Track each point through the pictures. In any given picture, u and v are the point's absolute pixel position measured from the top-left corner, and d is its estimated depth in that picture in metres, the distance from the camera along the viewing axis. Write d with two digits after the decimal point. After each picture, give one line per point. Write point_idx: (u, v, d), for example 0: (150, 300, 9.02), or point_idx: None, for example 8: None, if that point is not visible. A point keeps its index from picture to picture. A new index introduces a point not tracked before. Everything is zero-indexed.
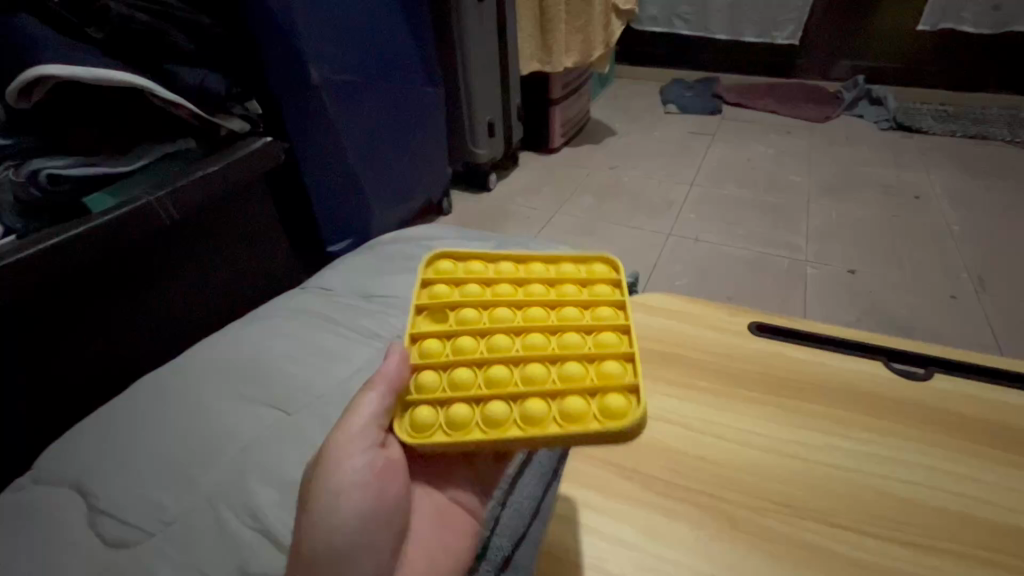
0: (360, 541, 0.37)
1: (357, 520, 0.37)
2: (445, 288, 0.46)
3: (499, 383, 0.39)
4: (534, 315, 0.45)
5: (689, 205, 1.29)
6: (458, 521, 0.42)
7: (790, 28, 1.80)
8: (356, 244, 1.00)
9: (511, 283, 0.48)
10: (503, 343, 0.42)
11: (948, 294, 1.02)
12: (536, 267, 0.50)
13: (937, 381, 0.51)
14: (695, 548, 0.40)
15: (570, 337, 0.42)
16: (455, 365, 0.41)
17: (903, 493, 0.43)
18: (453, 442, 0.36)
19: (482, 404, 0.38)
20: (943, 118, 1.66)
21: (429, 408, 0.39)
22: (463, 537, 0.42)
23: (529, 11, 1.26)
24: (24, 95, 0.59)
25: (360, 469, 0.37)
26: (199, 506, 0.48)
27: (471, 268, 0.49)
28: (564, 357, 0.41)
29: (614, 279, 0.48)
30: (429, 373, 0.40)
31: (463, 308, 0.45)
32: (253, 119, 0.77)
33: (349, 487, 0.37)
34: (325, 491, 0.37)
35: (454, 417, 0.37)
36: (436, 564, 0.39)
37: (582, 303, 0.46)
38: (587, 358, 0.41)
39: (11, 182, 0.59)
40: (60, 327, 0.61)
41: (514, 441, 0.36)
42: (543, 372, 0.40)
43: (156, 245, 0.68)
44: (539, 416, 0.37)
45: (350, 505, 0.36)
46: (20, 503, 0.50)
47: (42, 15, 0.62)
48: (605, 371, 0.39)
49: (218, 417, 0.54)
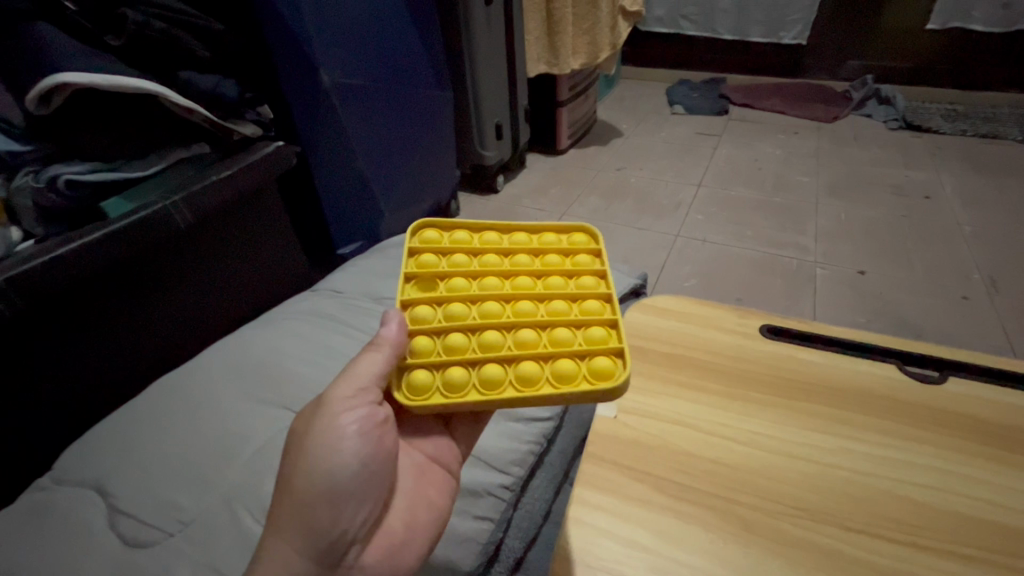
0: (352, 494, 0.38)
1: (350, 474, 0.38)
2: (432, 257, 0.46)
3: (492, 347, 0.41)
4: (522, 283, 0.45)
5: (697, 206, 1.29)
6: (438, 477, 0.44)
7: (798, 28, 1.79)
8: (367, 245, 1.02)
9: (497, 253, 0.48)
10: (493, 309, 0.43)
11: (960, 294, 1.01)
12: (520, 236, 0.50)
13: (950, 384, 0.51)
14: (707, 551, 0.40)
15: (557, 304, 0.44)
16: (448, 331, 0.42)
17: (918, 497, 0.43)
18: (451, 403, 0.38)
19: (478, 367, 0.40)
20: (953, 117, 1.65)
21: (426, 371, 0.40)
22: (442, 491, 0.44)
23: (537, 13, 1.26)
24: (44, 102, 0.60)
25: (356, 427, 0.39)
26: (216, 507, 0.49)
27: (455, 236, 0.49)
28: (553, 323, 0.43)
29: (593, 249, 0.49)
30: (423, 337, 0.41)
31: (453, 277, 0.45)
32: (264, 124, 0.80)
33: (344, 442, 0.38)
34: (321, 446, 0.38)
35: (451, 380, 0.39)
36: (417, 514, 0.42)
37: (568, 272, 0.47)
38: (574, 324, 0.43)
39: (30, 187, 0.61)
40: (79, 331, 0.62)
41: (510, 401, 0.38)
42: (534, 336, 0.42)
43: (172, 250, 0.69)
44: (533, 376, 0.39)
45: (344, 460, 0.38)
46: (41, 503, 0.51)
47: (60, 23, 0.62)
48: (591, 337, 0.41)
49: (232, 419, 0.55)
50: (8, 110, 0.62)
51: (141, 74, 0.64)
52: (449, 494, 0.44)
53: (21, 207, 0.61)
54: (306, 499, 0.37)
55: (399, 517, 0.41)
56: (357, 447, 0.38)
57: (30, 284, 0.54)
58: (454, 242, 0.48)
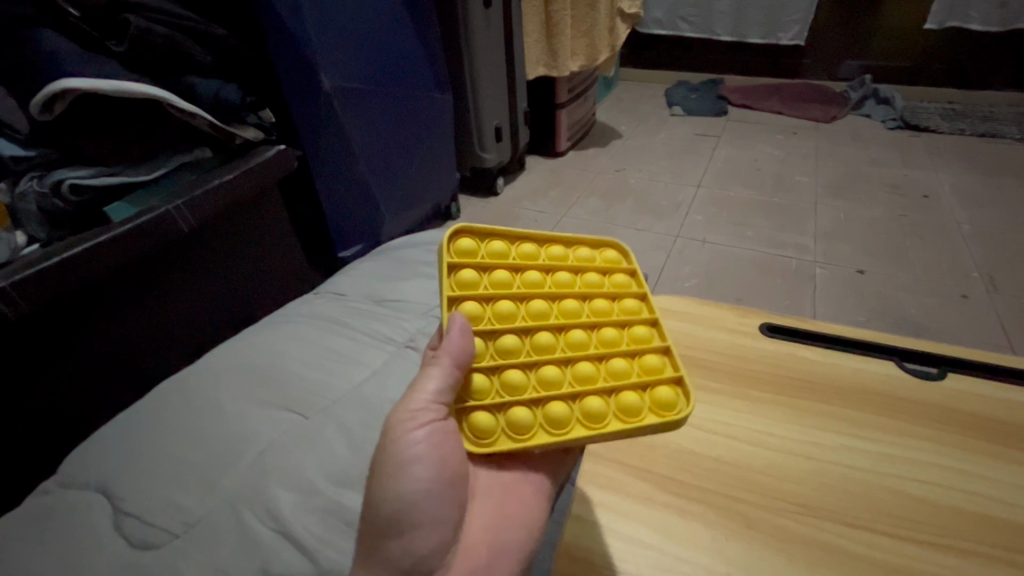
0: (425, 514, 0.38)
1: (421, 492, 0.38)
2: (474, 276, 0.45)
3: (554, 384, 0.42)
4: (571, 307, 0.46)
5: (696, 206, 1.30)
6: (526, 494, 0.43)
7: (796, 29, 1.80)
8: (367, 248, 1.01)
9: (538, 270, 0.48)
10: (548, 341, 0.44)
11: (959, 293, 1.01)
12: (557, 249, 0.50)
13: (949, 381, 0.51)
14: (710, 548, 0.41)
15: (608, 333, 0.45)
16: (505, 368, 0.42)
17: (919, 492, 0.43)
18: (519, 445, 0.39)
19: (540, 406, 0.41)
20: (951, 116, 1.66)
21: (488, 413, 0.40)
22: (531, 509, 0.43)
23: (536, 16, 1.27)
24: (47, 107, 0.60)
25: (425, 441, 0.39)
26: (222, 508, 0.49)
27: (493, 248, 0.48)
28: (609, 354, 0.44)
29: (629, 270, 0.51)
30: (480, 376, 0.41)
31: (499, 301, 0.45)
32: (266, 128, 0.79)
33: (413, 458, 0.38)
34: (391, 462, 0.39)
35: (517, 422, 0.40)
36: (500, 534, 0.41)
37: (611, 296, 0.48)
38: (629, 354, 0.44)
39: (35, 192, 0.61)
40: (82, 334, 0.62)
41: (581, 438, 0.39)
42: (593, 371, 0.43)
43: (173, 254, 0.69)
44: (600, 413, 0.41)
45: (415, 477, 0.38)
46: (47, 505, 0.51)
47: (63, 31, 0.63)
48: (649, 366, 0.43)
49: (236, 421, 0.55)
50: (12, 117, 0.62)
51: (144, 79, 0.65)
52: (536, 512, 0.43)
53: (25, 212, 0.62)
54: (378, 516, 0.38)
55: (480, 537, 0.40)
56: (427, 463, 0.38)
57: (35, 289, 0.54)
58: (492, 255, 0.47)
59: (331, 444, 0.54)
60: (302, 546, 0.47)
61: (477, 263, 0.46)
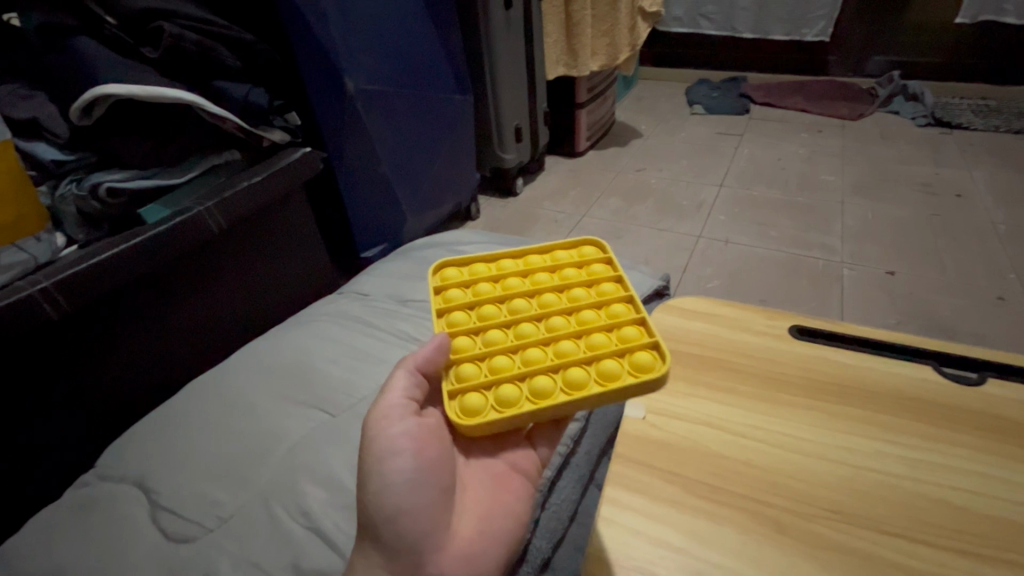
0: (412, 502, 0.39)
1: (406, 483, 0.39)
2: (457, 292, 0.49)
3: (535, 362, 0.43)
4: (548, 300, 0.49)
5: (719, 205, 1.28)
6: (515, 484, 0.45)
7: (821, 24, 1.76)
8: (390, 248, 1.03)
9: (518, 276, 0.52)
10: (529, 329, 0.46)
11: (995, 295, 0.98)
12: (534, 258, 0.53)
13: (991, 386, 0.50)
14: (742, 553, 0.40)
15: (586, 314, 0.47)
16: (491, 355, 0.44)
17: (960, 502, 0.42)
18: (507, 418, 0.39)
19: (526, 381, 0.42)
20: (984, 112, 1.61)
21: (477, 394, 0.41)
22: (520, 499, 0.44)
23: (556, 16, 1.27)
24: (86, 112, 0.62)
25: (405, 435, 0.40)
26: (253, 503, 0.50)
27: (474, 269, 0.52)
28: (588, 331, 0.46)
29: (604, 258, 0.53)
30: (469, 365, 0.43)
31: (483, 306, 0.48)
32: (292, 131, 0.81)
33: (393, 450, 0.40)
34: (373, 457, 0.40)
35: (503, 396, 0.40)
36: (491, 521, 0.42)
37: (587, 283, 0.50)
38: (606, 329, 0.46)
39: (73, 195, 0.63)
40: (117, 332, 0.64)
41: (565, 405, 0.40)
42: (573, 347, 0.44)
43: (203, 254, 0.71)
44: (581, 379, 0.41)
45: (396, 468, 0.39)
46: (85, 498, 0.53)
47: (101, 39, 0.66)
48: (625, 336, 0.44)
49: (267, 418, 0.56)
50: (53, 123, 0.65)
51: (177, 84, 0.67)
52: (525, 502, 0.45)
53: (64, 214, 0.64)
54: (370, 505, 0.39)
55: (473, 526, 0.41)
56: (407, 455, 0.40)
57: (74, 288, 0.56)
58: (473, 273, 0.51)
59: (357, 442, 0.54)
60: (329, 542, 0.48)
61: (460, 281, 0.50)
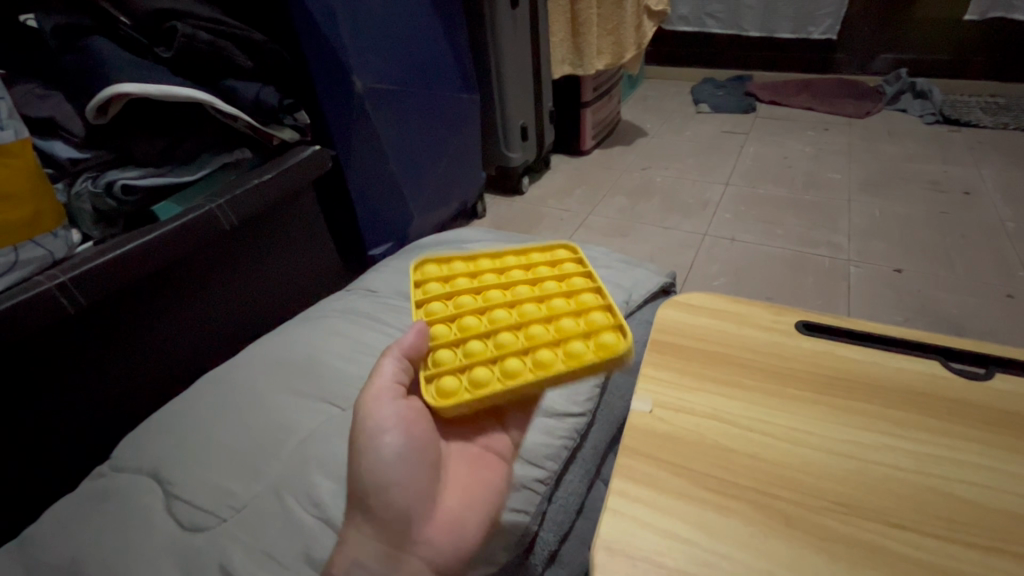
0: (399, 476, 0.40)
1: (394, 460, 0.40)
2: (433, 282, 0.50)
3: (507, 345, 0.44)
4: (520, 288, 0.49)
5: (724, 204, 1.28)
6: (492, 463, 0.46)
7: (828, 22, 1.76)
8: (397, 246, 1.04)
9: (492, 267, 0.52)
10: (501, 314, 0.47)
11: (1004, 293, 0.97)
12: (507, 251, 0.54)
13: (998, 381, 0.50)
14: (750, 544, 0.40)
15: (555, 300, 0.48)
16: (466, 340, 0.45)
17: (969, 495, 0.42)
18: (480, 398, 0.40)
19: (497, 363, 0.43)
20: (993, 110, 1.60)
21: (453, 377, 0.42)
22: (498, 476, 0.46)
23: (562, 16, 1.27)
24: (101, 111, 0.63)
25: (393, 415, 0.41)
26: (266, 494, 0.51)
27: (451, 260, 0.52)
28: (558, 315, 0.46)
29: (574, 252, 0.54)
30: (444, 350, 0.44)
31: (458, 294, 0.49)
32: (302, 129, 0.81)
33: (382, 429, 0.41)
34: (363, 436, 0.41)
35: (475, 377, 0.41)
36: (473, 496, 0.43)
37: (558, 273, 0.51)
38: (575, 312, 0.46)
39: (88, 192, 0.65)
40: (130, 326, 0.65)
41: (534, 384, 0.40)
42: (542, 330, 0.45)
43: (214, 251, 0.72)
44: (549, 360, 0.42)
45: (385, 446, 0.40)
46: (102, 489, 0.54)
47: (114, 39, 0.67)
48: (593, 319, 0.45)
49: (278, 410, 0.57)
50: (68, 122, 0.66)
51: (190, 83, 0.68)
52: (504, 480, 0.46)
53: (80, 211, 0.66)
54: (359, 478, 0.40)
55: (457, 500, 0.43)
56: (396, 433, 0.41)
57: (90, 284, 0.57)
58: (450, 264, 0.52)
59: None
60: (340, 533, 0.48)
61: (437, 272, 0.51)
